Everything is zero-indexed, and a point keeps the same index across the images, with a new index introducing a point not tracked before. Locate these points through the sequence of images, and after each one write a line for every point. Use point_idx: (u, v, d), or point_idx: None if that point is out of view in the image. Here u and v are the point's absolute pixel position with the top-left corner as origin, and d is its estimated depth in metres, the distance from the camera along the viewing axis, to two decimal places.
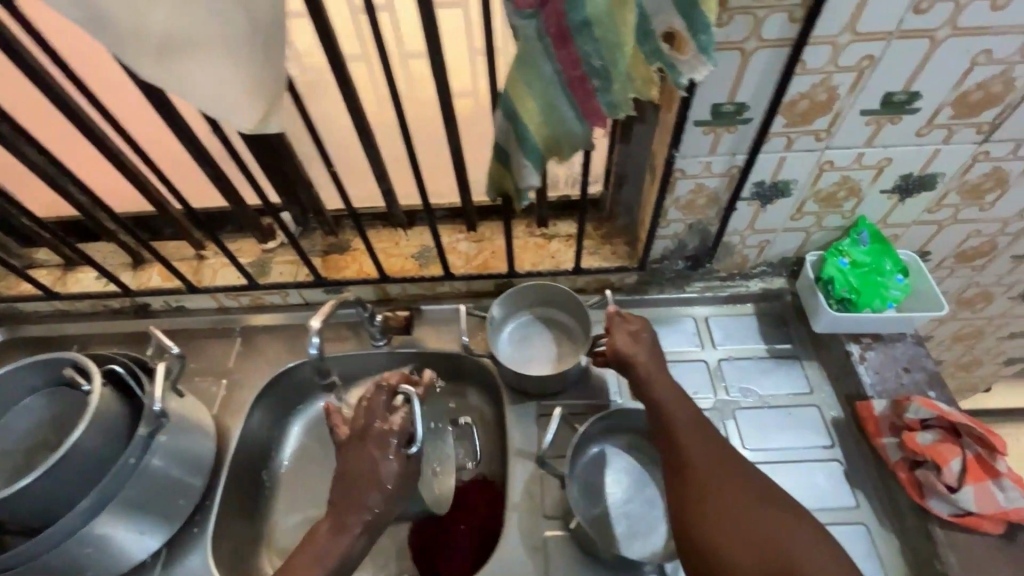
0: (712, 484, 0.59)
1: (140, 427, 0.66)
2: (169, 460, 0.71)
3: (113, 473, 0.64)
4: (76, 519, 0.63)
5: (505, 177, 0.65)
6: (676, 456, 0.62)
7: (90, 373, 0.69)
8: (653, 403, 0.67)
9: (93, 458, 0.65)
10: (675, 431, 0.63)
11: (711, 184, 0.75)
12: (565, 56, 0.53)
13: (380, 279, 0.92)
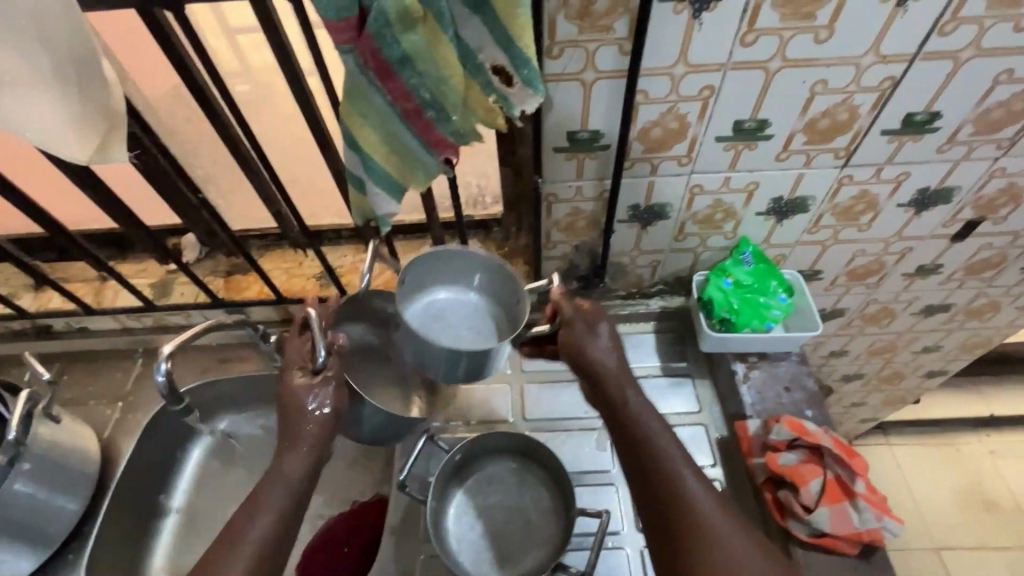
0: (685, 492, 0.59)
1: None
2: (42, 486, 0.72)
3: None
4: None
5: (365, 205, 0.65)
6: (655, 466, 0.60)
7: None
8: (618, 415, 0.64)
9: None
10: (642, 439, 0.62)
11: (587, 208, 0.76)
12: (394, 89, 0.53)
13: (278, 300, 0.93)
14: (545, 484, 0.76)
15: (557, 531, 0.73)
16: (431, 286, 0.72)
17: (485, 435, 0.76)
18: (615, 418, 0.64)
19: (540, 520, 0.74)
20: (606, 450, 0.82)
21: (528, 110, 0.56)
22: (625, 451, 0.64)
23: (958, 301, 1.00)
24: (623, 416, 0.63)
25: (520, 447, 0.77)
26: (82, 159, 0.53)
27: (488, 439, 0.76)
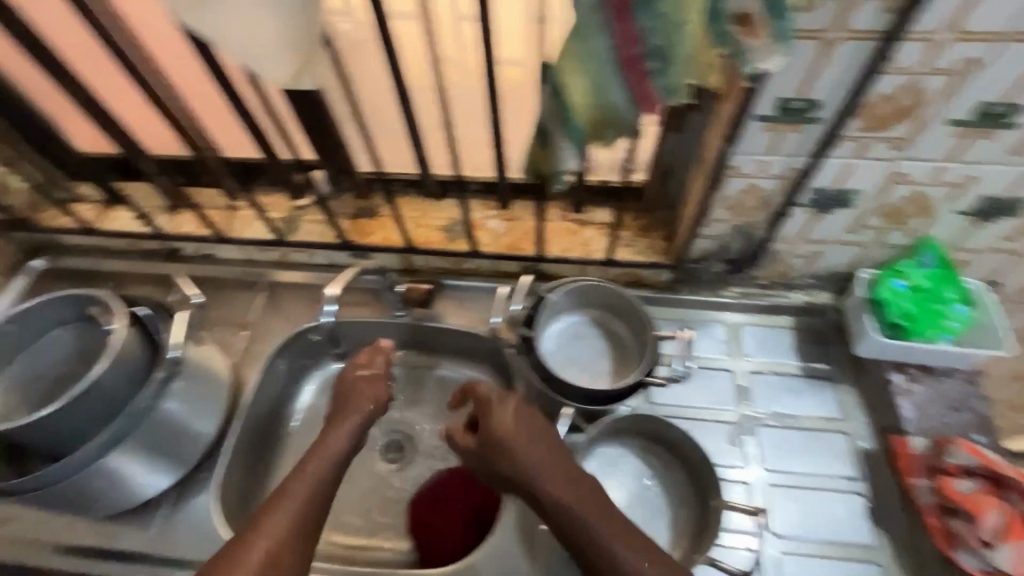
0: (570, 521, 0.57)
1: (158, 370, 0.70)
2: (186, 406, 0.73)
3: (132, 409, 0.67)
4: (94, 449, 0.66)
5: (543, 161, 0.61)
6: (550, 504, 0.58)
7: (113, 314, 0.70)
8: (508, 460, 0.61)
9: (110, 397, 0.66)
10: (513, 467, 0.61)
11: (766, 185, 0.69)
12: (623, 31, 0.48)
13: (406, 249, 0.90)
14: (677, 471, 0.73)
15: (690, 521, 0.70)
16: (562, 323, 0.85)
17: (619, 416, 0.73)
18: (490, 455, 0.63)
19: (669, 505, 0.72)
20: (738, 446, 0.77)
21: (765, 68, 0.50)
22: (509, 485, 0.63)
23: None
24: (506, 463, 0.61)
25: (652, 432, 0.74)
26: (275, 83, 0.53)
27: (622, 420, 0.73)
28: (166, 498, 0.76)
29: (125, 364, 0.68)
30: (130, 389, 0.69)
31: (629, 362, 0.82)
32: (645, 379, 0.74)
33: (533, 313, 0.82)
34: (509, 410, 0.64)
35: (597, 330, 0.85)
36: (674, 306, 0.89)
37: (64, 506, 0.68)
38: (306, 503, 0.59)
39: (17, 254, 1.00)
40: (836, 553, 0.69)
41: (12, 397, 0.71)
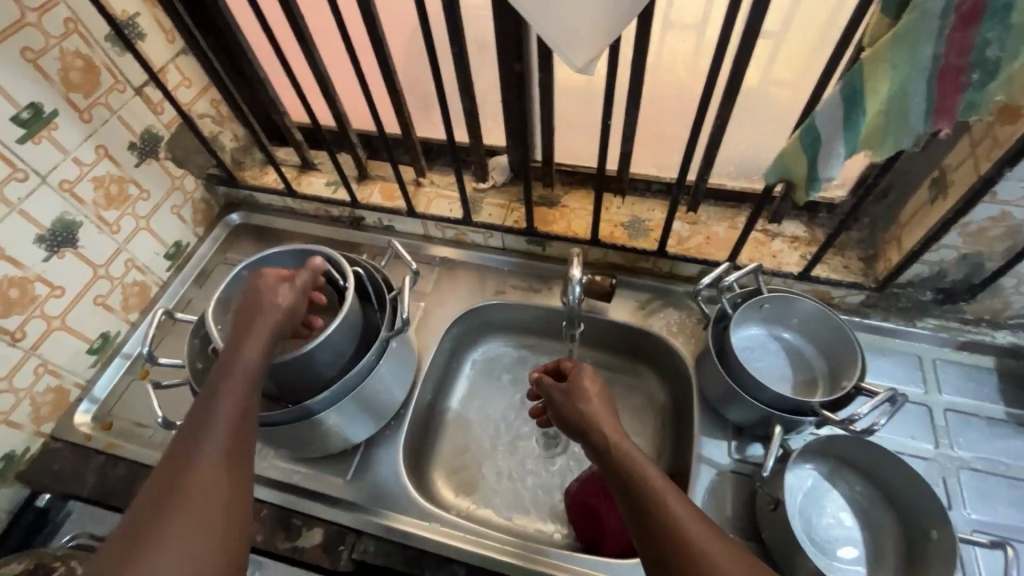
0: (649, 491, 0.55)
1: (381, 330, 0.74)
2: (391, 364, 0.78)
3: (359, 366, 0.72)
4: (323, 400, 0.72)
5: (800, 164, 0.61)
6: (625, 472, 0.57)
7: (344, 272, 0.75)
8: (594, 434, 0.62)
9: (342, 350, 0.72)
10: (595, 436, 0.62)
11: (1020, 215, 0.65)
12: (958, 39, 0.47)
13: (589, 241, 0.91)
14: (878, 500, 0.71)
15: (894, 552, 0.67)
16: (754, 324, 0.82)
17: (825, 437, 0.71)
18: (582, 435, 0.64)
19: (867, 533, 0.69)
20: (938, 484, 0.74)
21: None
22: (597, 459, 0.61)
23: None
24: (598, 436, 0.62)
25: (855, 456, 0.72)
26: (570, 67, 0.55)
27: (825, 442, 0.70)
28: (356, 448, 0.82)
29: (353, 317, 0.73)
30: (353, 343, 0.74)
31: (814, 391, 0.78)
32: (819, 409, 0.68)
33: (740, 303, 0.80)
34: (596, 399, 0.66)
35: (789, 349, 0.82)
36: (862, 330, 0.85)
37: (282, 444, 0.75)
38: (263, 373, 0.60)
39: (218, 208, 1.08)
40: None
41: None
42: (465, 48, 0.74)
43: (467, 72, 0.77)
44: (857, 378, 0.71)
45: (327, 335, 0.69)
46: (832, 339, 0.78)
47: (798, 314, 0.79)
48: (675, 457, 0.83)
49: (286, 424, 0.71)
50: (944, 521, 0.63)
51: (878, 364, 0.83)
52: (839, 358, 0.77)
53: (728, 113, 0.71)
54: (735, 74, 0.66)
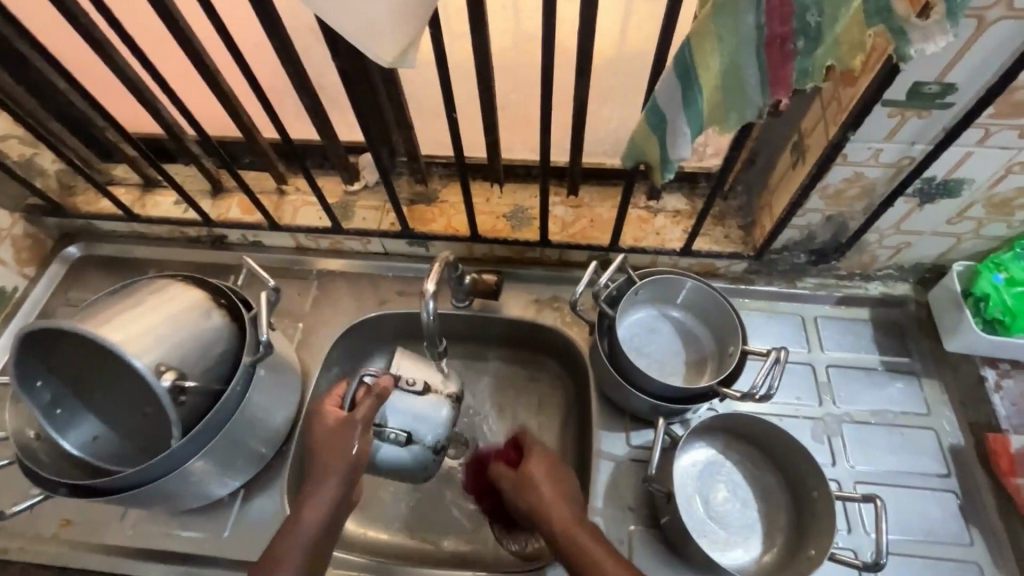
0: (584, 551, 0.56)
1: (243, 355, 0.64)
2: (265, 397, 0.70)
3: (223, 401, 0.63)
4: (186, 448, 0.62)
5: (652, 147, 0.57)
6: (560, 528, 0.59)
7: (188, 298, 0.64)
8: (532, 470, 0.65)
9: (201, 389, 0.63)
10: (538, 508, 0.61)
11: (872, 174, 0.66)
12: (776, 7, 0.44)
13: (470, 237, 0.85)
14: (769, 469, 0.71)
15: (785, 516, 0.68)
16: (643, 306, 0.80)
17: (713, 415, 0.70)
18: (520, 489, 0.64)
19: (760, 500, 0.70)
20: (823, 443, 0.75)
21: (926, 51, 0.46)
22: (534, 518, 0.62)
23: None
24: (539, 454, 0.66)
25: (745, 430, 0.72)
26: (379, 60, 0.47)
27: (716, 419, 0.70)
28: (235, 496, 0.75)
29: (211, 354, 0.63)
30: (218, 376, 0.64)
31: (705, 369, 0.77)
32: (719, 388, 0.68)
33: (617, 295, 0.77)
34: (548, 483, 0.62)
35: (679, 324, 0.80)
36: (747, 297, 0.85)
37: (151, 505, 0.65)
38: (328, 520, 0.60)
39: (51, 241, 0.94)
40: (932, 553, 0.67)
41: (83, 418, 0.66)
42: (286, 41, 0.65)
43: (297, 66, 0.68)
44: (741, 344, 0.71)
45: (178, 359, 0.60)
46: (711, 304, 0.77)
47: (683, 292, 0.78)
48: (578, 453, 0.81)
49: (146, 485, 0.61)
50: (823, 482, 0.64)
51: (765, 329, 0.83)
52: (724, 329, 0.77)
53: (582, 93, 0.66)
54: (582, 50, 0.61)
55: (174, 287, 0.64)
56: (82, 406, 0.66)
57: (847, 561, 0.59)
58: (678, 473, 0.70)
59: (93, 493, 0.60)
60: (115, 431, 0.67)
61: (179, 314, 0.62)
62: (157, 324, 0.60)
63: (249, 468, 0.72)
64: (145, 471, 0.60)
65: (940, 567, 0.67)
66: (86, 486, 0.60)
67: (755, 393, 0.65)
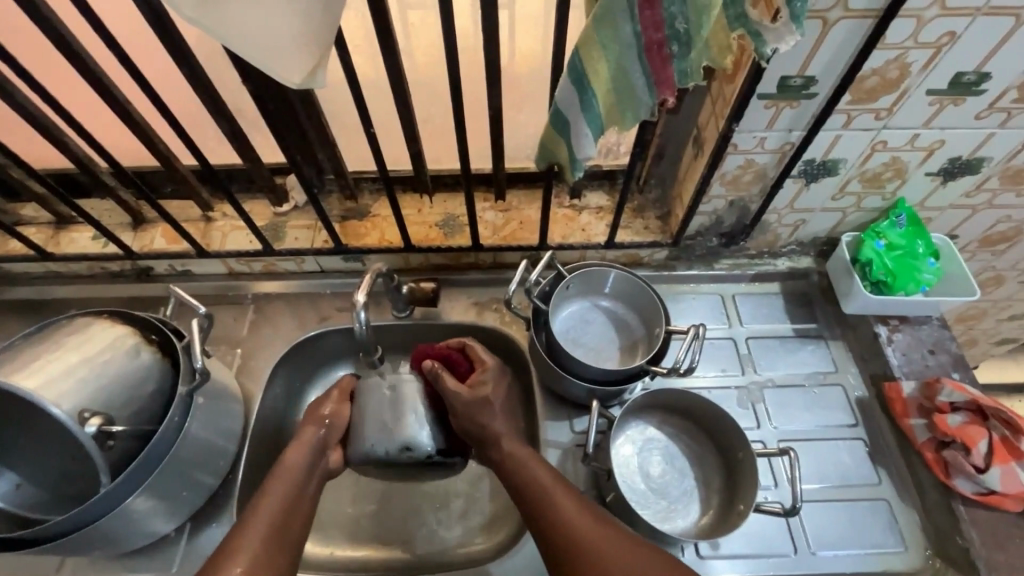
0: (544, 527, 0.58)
1: (177, 386, 0.63)
2: (205, 424, 0.68)
3: (160, 435, 0.61)
4: (121, 488, 0.60)
5: (561, 148, 0.61)
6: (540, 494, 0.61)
7: (115, 333, 0.63)
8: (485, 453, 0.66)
9: (133, 425, 0.61)
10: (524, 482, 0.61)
11: (761, 160, 0.73)
12: (648, 16, 0.49)
13: (404, 248, 0.87)
14: (700, 437, 0.77)
15: (719, 479, 0.74)
16: (573, 298, 0.85)
17: (651, 392, 0.75)
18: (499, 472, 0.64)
19: (695, 468, 0.75)
20: (748, 408, 0.81)
21: (780, 50, 0.52)
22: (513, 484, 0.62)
23: None
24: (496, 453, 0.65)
25: (677, 403, 0.77)
26: (288, 84, 0.48)
27: (652, 397, 0.75)
28: (181, 532, 0.73)
29: (140, 389, 0.62)
30: (151, 409, 0.63)
31: (637, 353, 0.82)
32: (648, 366, 0.73)
33: (549, 290, 0.81)
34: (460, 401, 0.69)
35: (610, 313, 0.85)
36: (672, 282, 0.91)
37: (87, 551, 0.62)
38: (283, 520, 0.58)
39: None
40: (846, 496, 0.75)
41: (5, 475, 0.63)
42: (196, 67, 0.65)
43: (210, 92, 0.68)
44: (665, 326, 0.76)
45: (101, 397, 0.58)
46: (636, 291, 0.82)
47: (610, 282, 0.83)
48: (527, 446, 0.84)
49: (78, 532, 0.59)
50: (746, 442, 0.70)
51: (690, 309, 0.89)
52: (651, 313, 0.82)
53: (495, 102, 0.70)
54: (489, 63, 0.65)
55: (102, 325, 0.63)
56: (1, 455, 0.63)
57: (771, 511, 0.65)
58: (618, 451, 0.74)
59: (22, 545, 0.57)
60: (41, 477, 0.64)
61: (110, 351, 0.61)
62: (78, 368, 0.58)
63: (193, 499, 0.70)
64: (75, 517, 0.58)
65: (855, 507, 0.74)
66: (13, 539, 0.57)
67: (678, 368, 0.70)
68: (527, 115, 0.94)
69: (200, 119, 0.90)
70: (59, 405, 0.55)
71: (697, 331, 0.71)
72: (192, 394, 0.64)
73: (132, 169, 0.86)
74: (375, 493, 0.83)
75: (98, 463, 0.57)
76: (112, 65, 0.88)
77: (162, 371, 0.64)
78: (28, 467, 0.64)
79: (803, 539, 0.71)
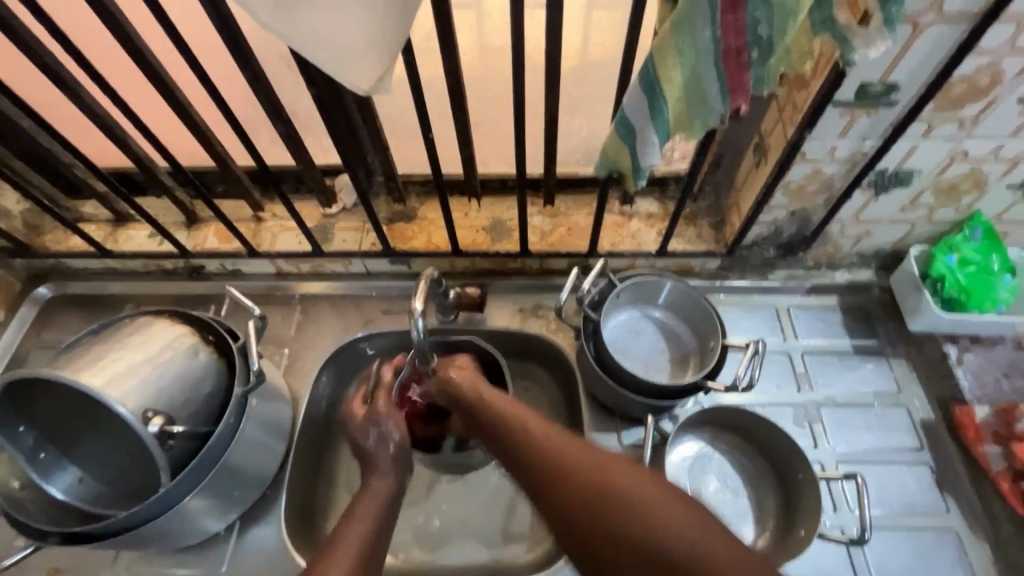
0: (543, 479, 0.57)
1: (233, 388, 0.64)
2: (257, 426, 0.69)
3: (216, 436, 0.62)
4: (178, 487, 0.61)
5: (623, 155, 0.60)
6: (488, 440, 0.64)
7: (176, 333, 0.64)
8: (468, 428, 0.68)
9: (191, 425, 0.62)
10: (513, 435, 0.61)
11: (829, 170, 0.70)
12: (729, 21, 0.46)
13: (451, 252, 0.87)
14: (754, 456, 0.74)
15: (775, 500, 0.71)
16: (623, 305, 0.83)
17: (706, 408, 0.73)
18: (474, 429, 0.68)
19: (749, 488, 0.72)
20: (804, 428, 0.78)
21: (867, 56, 0.49)
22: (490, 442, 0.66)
23: None
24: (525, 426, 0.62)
25: (732, 420, 0.74)
26: (356, 90, 0.48)
27: (708, 413, 0.72)
28: (231, 529, 0.74)
29: (198, 391, 0.63)
30: (207, 409, 0.64)
31: (688, 366, 0.79)
32: (704, 381, 0.70)
33: (600, 299, 0.79)
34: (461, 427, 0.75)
35: (661, 324, 0.83)
36: (723, 293, 0.88)
37: (144, 546, 0.63)
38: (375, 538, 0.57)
39: (21, 282, 0.92)
40: (911, 524, 0.71)
41: (70, 469, 0.64)
42: (259, 71, 0.66)
43: (271, 96, 0.69)
44: (721, 340, 0.74)
45: (162, 397, 0.59)
46: (687, 301, 0.80)
47: (661, 292, 0.81)
48: None
49: (136, 529, 0.60)
50: (808, 465, 0.67)
51: (742, 321, 0.86)
52: (705, 326, 0.79)
53: (553, 107, 0.68)
54: (551, 68, 0.64)
55: (163, 324, 0.64)
56: (65, 448, 0.64)
57: (835, 539, 0.62)
58: (670, 466, 0.72)
59: (85, 538, 0.59)
60: (102, 471, 0.66)
61: (171, 351, 0.62)
62: (141, 367, 0.59)
63: (244, 499, 0.71)
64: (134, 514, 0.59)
65: (921, 537, 0.70)
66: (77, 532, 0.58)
67: (738, 384, 0.67)
68: (577, 118, 0.93)
69: (254, 120, 0.91)
70: (123, 404, 0.56)
71: (757, 347, 0.68)
72: (247, 395, 0.65)
73: (188, 169, 0.87)
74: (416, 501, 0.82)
75: (158, 461, 0.58)
76: (172, 66, 0.90)
77: (218, 372, 0.65)
78: (89, 461, 0.65)
79: (866, 570, 0.68)
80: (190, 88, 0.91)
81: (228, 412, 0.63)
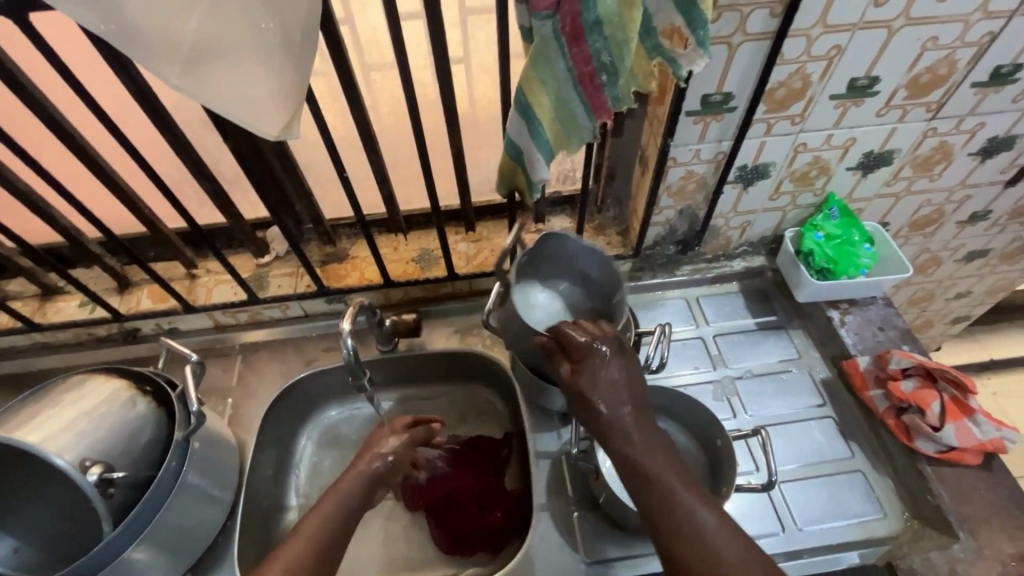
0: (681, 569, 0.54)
1: (174, 432, 0.65)
2: (201, 471, 0.70)
3: (158, 481, 0.63)
4: (119, 539, 0.61)
5: (518, 173, 0.68)
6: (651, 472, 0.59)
7: (112, 388, 0.65)
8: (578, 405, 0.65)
9: (131, 475, 0.62)
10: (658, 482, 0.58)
11: (700, 170, 0.81)
12: (576, 53, 0.56)
13: (384, 285, 0.92)
14: (681, 430, 0.81)
15: (704, 468, 0.77)
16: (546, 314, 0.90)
17: None
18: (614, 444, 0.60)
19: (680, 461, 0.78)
20: (723, 401, 0.86)
21: (693, 70, 0.60)
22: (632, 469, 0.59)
23: (996, 245, 1.09)
24: (623, 445, 0.60)
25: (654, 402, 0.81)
26: (266, 136, 0.53)
27: None
28: None
29: (136, 441, 0.64)
30: (146, 459, 0.65)
31: None
32: None
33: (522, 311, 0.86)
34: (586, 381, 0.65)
35: None
36: (639, 292, 0.97)
37: None
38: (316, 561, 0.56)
39: None
40: (823, 471, 0.79)
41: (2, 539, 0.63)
42: (179, 133, 0.71)
43: (192, 156, 0.74)
44: (635, 330, 0.82)
45: (100, 449, 0.60)
46: (603, 294, 0.86)
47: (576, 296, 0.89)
48: (519, 460, 0.87)
49: None
50: (723, 430, 0.74)
51: (658, 315, 0.95)
52: None
53: (456, 140, 0.77)
54: (447, 107, 0.72)
55: (100, 380, 0.66)
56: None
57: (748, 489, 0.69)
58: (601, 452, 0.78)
59: None
60: (39, 539, 0.65)
61: (109, 403, 0.64)
62: (78, 421, 0.60)
63: (193, 549, 0.71)
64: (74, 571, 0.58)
65: (832, 481, 0.78)
66: None
67: (649, 364, 0.75)
68: (488, 152, 1.02)
69: (182, 184, 0.96)
70: (61, 457, 0.57)
71: (663, 327, 0.76)
72: (188, 438, 0.66)
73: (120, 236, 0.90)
74: (373, 533, 0.83)
75: (98, 511, 0.58)
76: (96, 141, 0.94)
77: (158, 420, 0.66)
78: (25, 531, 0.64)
79: (790, 518, 0.75)
80: (117, 159, 0.95)
81: (168, 458, 0.64)
